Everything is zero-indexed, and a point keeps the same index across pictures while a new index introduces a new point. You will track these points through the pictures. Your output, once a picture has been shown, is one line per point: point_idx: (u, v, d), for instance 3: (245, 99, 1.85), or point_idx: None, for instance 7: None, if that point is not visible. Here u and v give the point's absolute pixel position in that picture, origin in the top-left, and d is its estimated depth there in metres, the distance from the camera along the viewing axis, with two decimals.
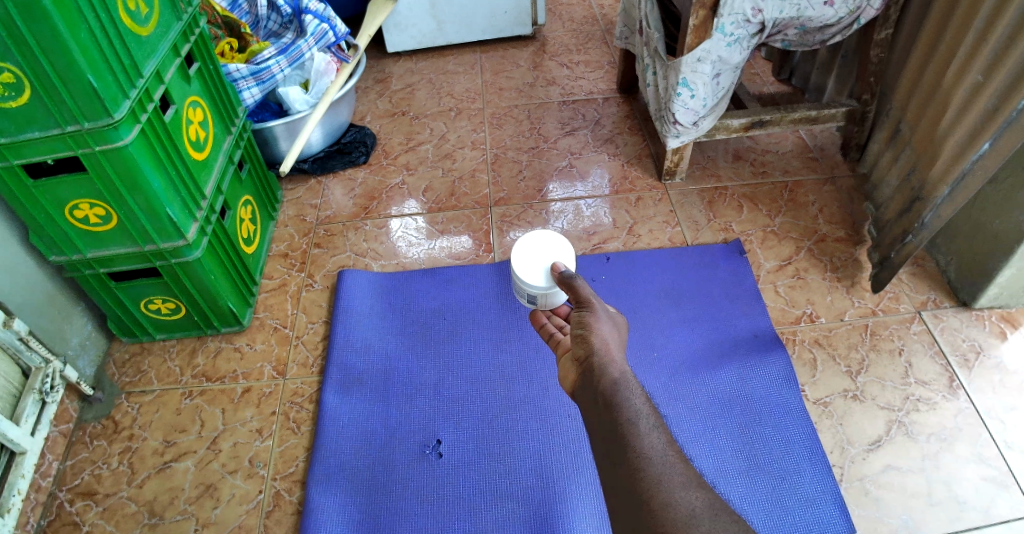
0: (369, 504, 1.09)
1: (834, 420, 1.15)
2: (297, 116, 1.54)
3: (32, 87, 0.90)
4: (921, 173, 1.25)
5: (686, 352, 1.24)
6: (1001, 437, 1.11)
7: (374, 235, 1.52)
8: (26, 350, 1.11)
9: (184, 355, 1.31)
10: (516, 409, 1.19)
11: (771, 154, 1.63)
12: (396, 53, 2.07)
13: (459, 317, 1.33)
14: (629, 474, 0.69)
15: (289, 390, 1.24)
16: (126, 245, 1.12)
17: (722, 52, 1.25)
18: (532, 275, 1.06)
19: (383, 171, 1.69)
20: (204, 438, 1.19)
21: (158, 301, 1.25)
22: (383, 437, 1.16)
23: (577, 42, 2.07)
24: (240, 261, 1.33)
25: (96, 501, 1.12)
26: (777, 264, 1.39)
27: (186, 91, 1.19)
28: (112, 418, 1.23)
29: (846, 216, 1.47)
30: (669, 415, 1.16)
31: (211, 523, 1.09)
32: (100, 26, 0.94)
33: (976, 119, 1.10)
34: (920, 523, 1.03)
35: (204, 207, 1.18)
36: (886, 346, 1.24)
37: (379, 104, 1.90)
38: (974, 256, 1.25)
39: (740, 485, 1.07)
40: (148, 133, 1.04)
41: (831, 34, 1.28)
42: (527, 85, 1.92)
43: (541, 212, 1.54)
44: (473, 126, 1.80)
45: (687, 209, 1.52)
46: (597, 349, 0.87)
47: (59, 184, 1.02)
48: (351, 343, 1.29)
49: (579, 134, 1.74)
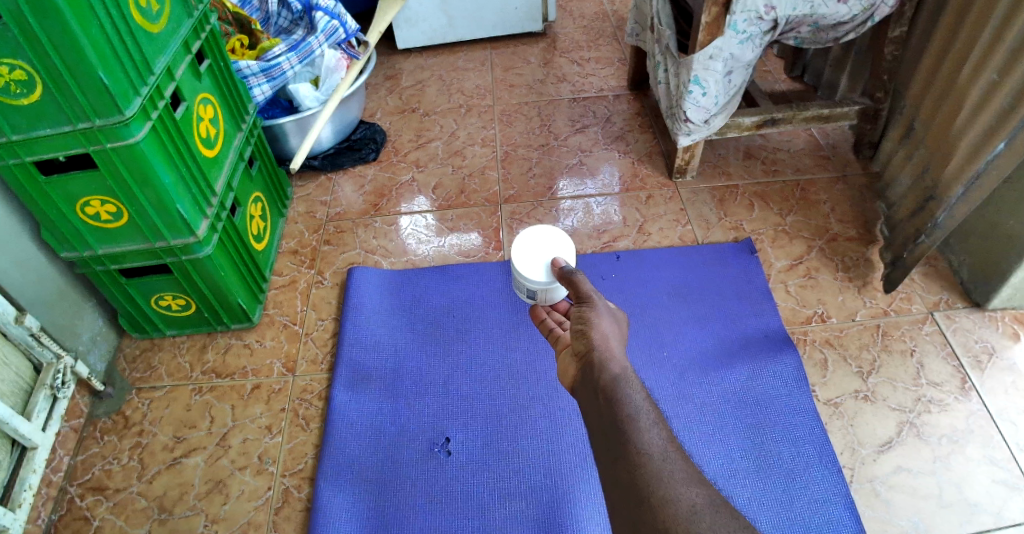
0: (377, 500, 1.09)
1: (844, 421, 1.14)
2: (308, 113, 1.55)
3: (43, 84, 0.91)
4: (935, 171, 1.24)
5: (696, 352, 1.24)
6: (1014, 439, 1.10)
7: (383, 232, 1.52)
8: (38, 345, 1.12)
9: (194, 351, 1.31)
10: (525, 407, 1.18)
11: (783, 153, 1.62)
12: (407, 49, 2.06)
13: (469, 314, 1.33)
14: (629, 469, 0.68)
15: (298, 386, 1.25)
16: (137, 241, 1.12)
17: (734, 49, 1.24)
18: (533, 270, 1.05)
19: (393, 168, 1.68)
20: (213, 434, 1.19)
21: (168, 297, 1.25)
22: (392, 434, 1.16)
23: (588, 38, 2.06)
24: (250, 257, 1.33)
25: (106, 496, 1.13)
26: (788, 263, 1.38)
27: (197, 87, 1.19)
28: (122, 413, 1.23)
29: (858, 216, 1.46)
30: (678, 415, 1.15)
31: (220, 519, 1.09)
32: (111, 23, 0.94)
33: (992, 118, 1.09)
34: (930, 525, 1.02)
35: (214, 204, 1.18)
36: (898, 346, 1.23)
37: (389, 101, 1.90)
38: (988, 255, 1.23)
39: (749, 486, 1.07)
40: (159, 129, 1.04)
41: (845, 32, 1.26)
42: (538, 82, 1.91)
43: (551, 210, 1.53)
44: (483, 123, 1.79)
45: (698, 207, 1.51)
46: (597, 344, 0.86)
47: (71, 180, 1.02)
48: (361, 340, 1.29)
49: (590, 132, 1.73)
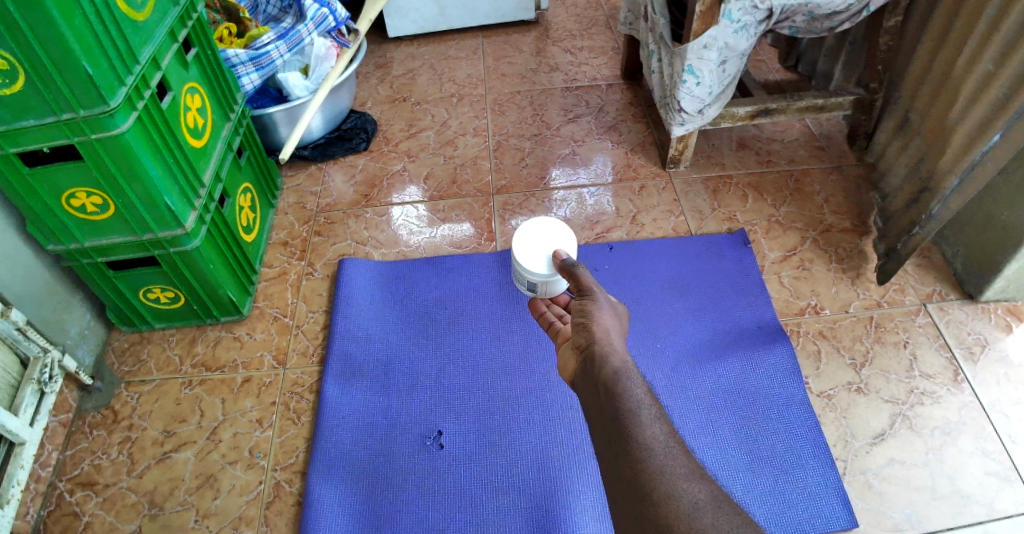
0: (370, 495, 1.08)
1: (838, 412, 1.14)
2: (297, 103, 1.52)
3: (25, 74, 0.88)
4: (931, 161, 1.23)
5: (691, 343, 1.23)
6: (1005, 431, 1.10)
7: (374, 223, 1.50)
8: (24, 340, 1.11)
9: (183, 345, 1.30)
10: (518, 400, 1.18)
11: (778, 143, 1.61)
12: (398, 37, 2.04)
13: (461, 307, 1.32)
14: (630, 464, 0.67)
15: (289, 380, 1.24)
16: (124, 234, 1.11)
17: (728, 39, 1.22)
18: (533, 262, 1.04)
19: (384, 158, 1.66)
20: (204, 428, 1.18)
21: (157, 291, 1.24)
22: (383, 428, 1.16)
23: (580, 27, 2.04)
24: (239, 248, 1.31)
25: (96, 491, 1.12)
26: (782, 254, 1.38)
27: (184, 77, 1.17)
28: (111, 408, 1.22)
29: (853, 207, 1.45)
30: (672, 407, 1.15)
31: (212, 514, 1.09)
32: (94, 11, 0.91)
33: (987, 109, 1.08)
34: (923, 517, 1.02)
35: (202, 196, 1.16)
36: (891, 338, 1.23)
37: (380, 90, 1.88)
38: (983, 246, 1.23)
39: (743, 480, 1.07)
40: (145, 120, 1.02)
41: (841, 21, 1.24)
42: (530, 71, 1.89)
43: (543, 201, 1.52)
44: (475, 112, 1.77)
45: (692, 198, 1.50)
46: (598, 338, 0.86)
47: (56, 172, 1.00)
48: (352, 333, 1.28)
49: (583, 121, 1.72)
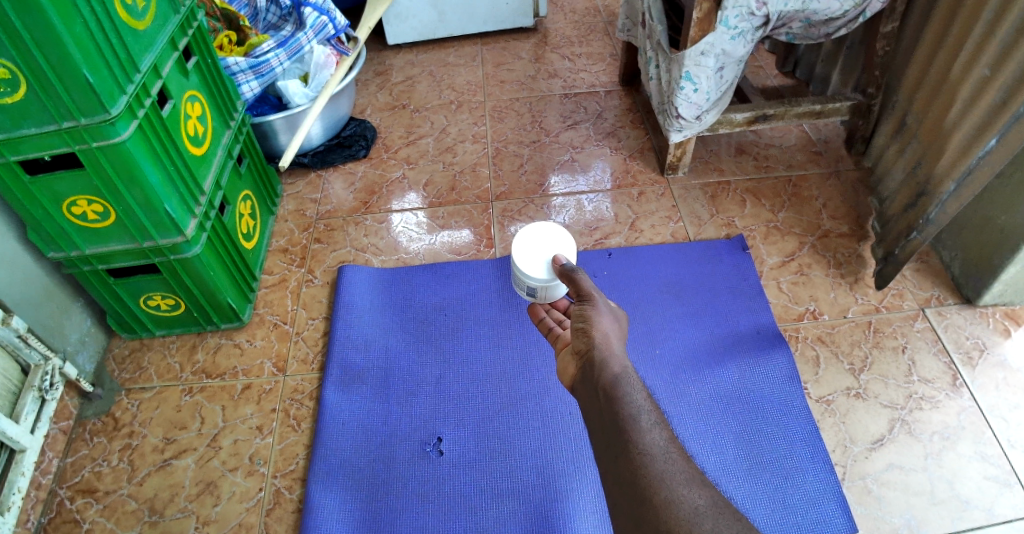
0: (370, 501, 1.09)
1: (837, 417, 1.15)
2: (297, 110, 1.53)
3: (26, 81, 0.89)
4: (928, 165, 1.23)
5: (689, 348, 1.24)
6: (1004, 435, 1.10)
7: (374, 230, 1.51)
8: (25, 347, 1.11)
9: (184, 352, 1.30)
10: (518, 406, 1.18)
11: (776, 148, 1.62)
12: (397, 45, 2.05)
13: (460, 313, 1.32)
14: (631, 468, 0.68)
15: (289, 387, 1.24)
16: (125, 241, 1.11)
17: (726, 45, 1.23)
18: (533, 267, 1.05)
19: (383, 165, 1.67)
20: (204, 435, 1.18)
21: (158, 298, 1.24)
22: (383, 434, 1.16)
23: (578, 34, 2.05)
24: (238, 255, 1.31)
25: (96, 498, 1.12)
26: (780, 260, 1.38)
27: (184, 85, 1.18)
28: (112, 415, 1.22)
29: (851, 212, 1.45)
30: (671, 412, 1.15)
31: (212, 521, 1.09)
32: (94, 19, 0.92)
33: (984, 113, 1.09)
34: (922, 522, 1.02)
35: (202, 203, 1.17)
36: (889, 343, 1.23)
37: (379, 97, 1.89)
38: (980, 250, 1.23)
39: (743, 484, 1.07)
40: (145, 128, 1.03)
41: (837, 27, 1.25)
42: (529, 77, 1.90)
43: (542, 207, 1.53)
44: (473, 119, 1.78)
45: (690, 203, 1.51)
46: (598, 342, 0.86)
47: (57, 179, 1.01)
48: (352, 339, 1.28)
49: (581, 128, 1.72)
